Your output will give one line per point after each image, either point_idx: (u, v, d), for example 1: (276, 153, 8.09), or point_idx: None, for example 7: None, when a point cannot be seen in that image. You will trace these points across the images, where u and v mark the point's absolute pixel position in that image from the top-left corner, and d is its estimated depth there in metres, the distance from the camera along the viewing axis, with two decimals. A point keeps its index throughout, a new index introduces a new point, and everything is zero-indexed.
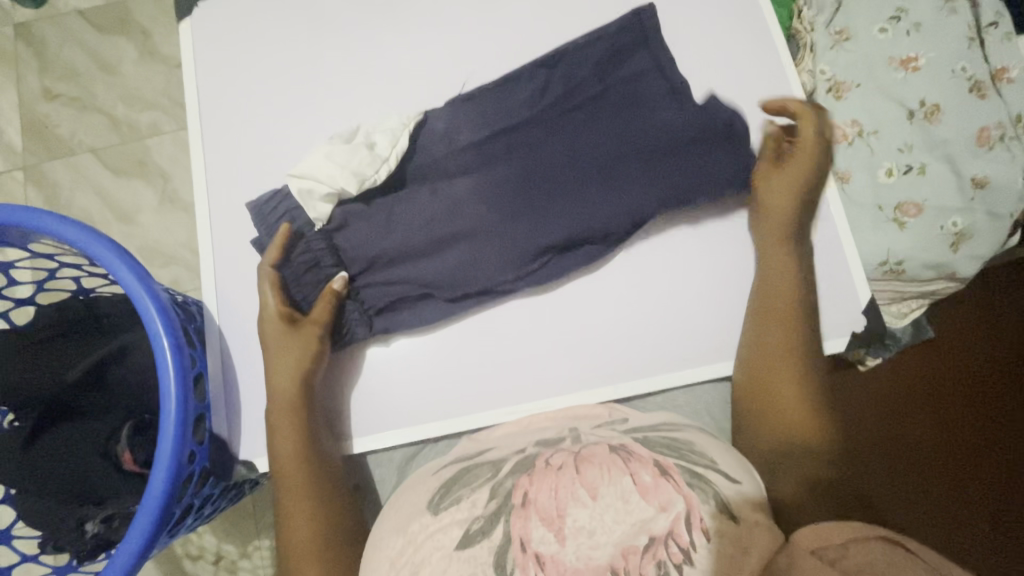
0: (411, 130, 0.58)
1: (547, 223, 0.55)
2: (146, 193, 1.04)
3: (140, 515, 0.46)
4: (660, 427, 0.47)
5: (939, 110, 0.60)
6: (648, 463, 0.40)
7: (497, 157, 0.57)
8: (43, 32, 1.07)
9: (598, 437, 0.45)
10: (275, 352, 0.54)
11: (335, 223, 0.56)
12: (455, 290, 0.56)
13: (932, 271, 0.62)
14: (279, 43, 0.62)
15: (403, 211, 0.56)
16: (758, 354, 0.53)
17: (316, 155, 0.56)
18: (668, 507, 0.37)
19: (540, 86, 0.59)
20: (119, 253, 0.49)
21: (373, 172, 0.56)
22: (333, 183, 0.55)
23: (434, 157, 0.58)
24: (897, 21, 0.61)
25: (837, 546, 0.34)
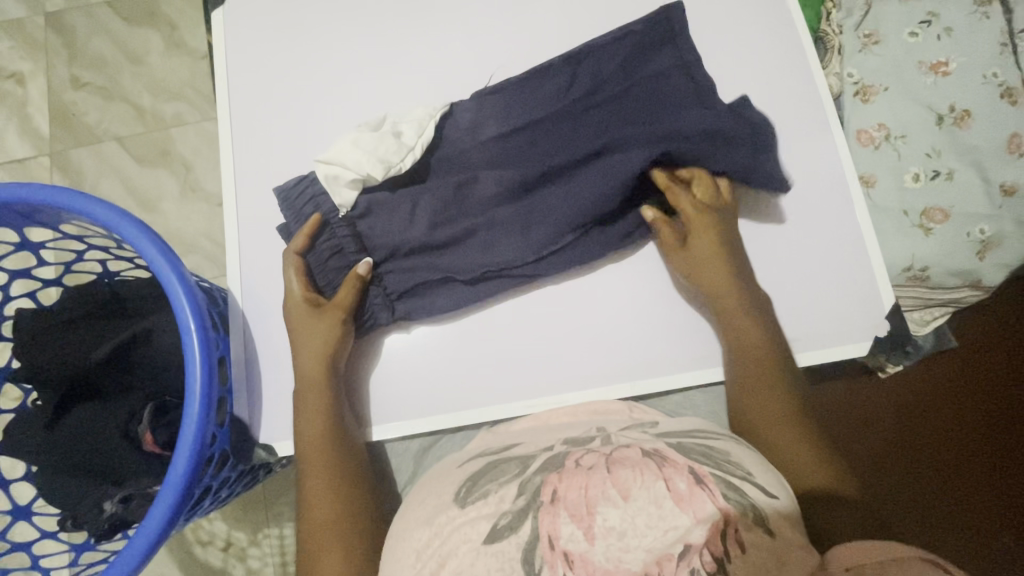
0: (437, 120, 0.58)
1: (569, 211, 0.56)
2: (168, 182, 1.05)
3: (162, 496, 0.47)
4: (695, 434, 0.46)
5: (969, 116, 0.59)
6: (683, 470, 0.39)
7: (519, 152, 0.58)
8: (73, 22, 1.09)
9: (631, 440, 0.45)
10: (300, 335, 0.54)
11: (359, 211, 0.57)
12: (477, 279, 0.57)
13: (957, 278, 0.62)
14: (308, 34, 0.63)
15: (426, 201, 0.57)
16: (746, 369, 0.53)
17: (343, 141, 0.55)
18: (702, 517, 0.37)
19: (566, 81, 0.59)
20: (150, 236, 0.50)
21: (400, 160, 0.56)
22: (360, 169, 0.54)
23: (461, 147, 0.59)
24: (928, 25, 0.61)
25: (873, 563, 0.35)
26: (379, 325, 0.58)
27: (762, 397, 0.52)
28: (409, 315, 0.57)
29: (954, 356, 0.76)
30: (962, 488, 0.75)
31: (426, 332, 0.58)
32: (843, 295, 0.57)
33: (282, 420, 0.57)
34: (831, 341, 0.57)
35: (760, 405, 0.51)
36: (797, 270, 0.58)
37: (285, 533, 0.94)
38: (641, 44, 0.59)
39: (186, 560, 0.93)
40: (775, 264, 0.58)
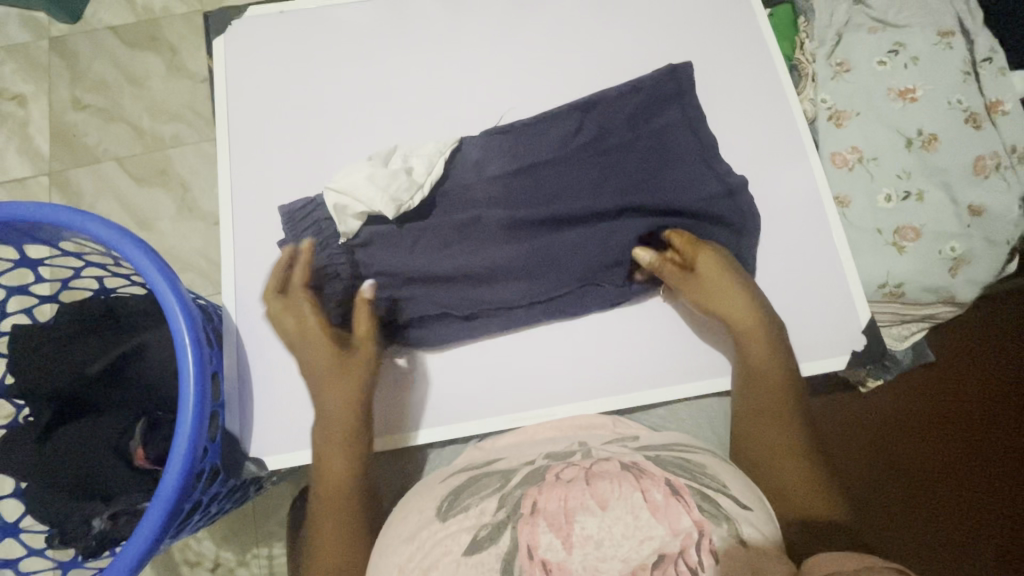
0: (445, 159, 0.60)
1: (566, 260, 0.58)
2: (165, 201, 1.07)
3: (151, 508, 0.47)
4: (674, 447, 0.48)
5: (937, 139, 0.62)
6: (660, 482, 0.41)
7: (522, 192, 0.59)
8: (77, 46, 1.12)
9: (611, 454, 0.46)
10: (325, 374, 0.54)
11: (360, 239, 0.58)
12: (472, 313, 0.59)
13: (932, 294, 0.63)
14: (306, 61, 0.66)
15: (429, 239, 0.59)
16: (757, 389, 0.54)
17: (358, 175, 0.57)
18: (678, 528, 0.38)
19: (575, 125, 0.61)
20: (148, 253, 0.51)
21: (409, 198, 0.58)
22: (371, 205, 0.56)
23: (464, 181, 0.60)
24: (895, 55, 0.64)
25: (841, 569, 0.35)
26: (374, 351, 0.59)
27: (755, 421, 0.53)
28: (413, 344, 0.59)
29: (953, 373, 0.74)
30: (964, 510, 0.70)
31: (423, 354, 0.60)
32: (821, 313, 0.59)
33: (274, 433, 0.57)
34: (810, 355, 0.58)
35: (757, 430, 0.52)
36: (776, 286, 0.60)
37: (274, 553, 0.93)
38: (653, 96, 0.62)
39: None
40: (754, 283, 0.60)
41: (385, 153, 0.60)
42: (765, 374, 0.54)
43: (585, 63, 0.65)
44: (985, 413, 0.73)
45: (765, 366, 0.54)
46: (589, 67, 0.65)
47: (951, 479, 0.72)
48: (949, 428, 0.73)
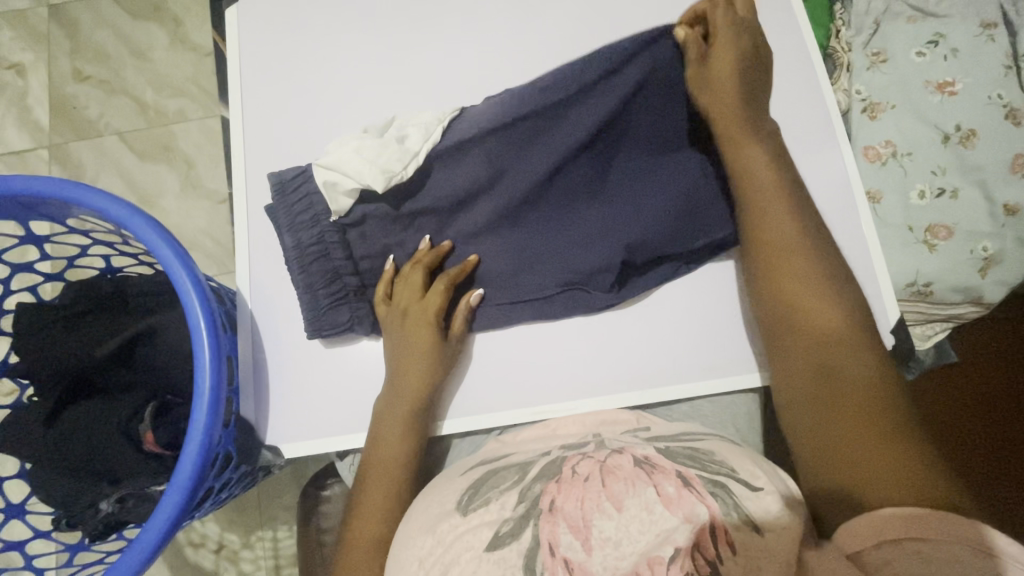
0: (444, 126, 0.57)
1: (562, 257, 0.57)
2: (169, 178, 1.05)
3: (168, 495, 0.46)
4: (683, 437, 0.47)
5: (975, 135, 0.60)
6: (671, 475, 0.40)
7: (519, 177, 0.57)
8: (77, 15, 1.08)
9: (623, 445, 0.45)
10: (404, 359, 0.55)
11: (352, 218, 0.56)
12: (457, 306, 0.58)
13: (960, 294, 0.62)
14: (323, 34, 0.63)
15: (424, 223, 0.57)
16: (807, 351, 0.48)
17: (347, 149, 0.55)
18: (693, 517, 0.37)
19: (580, 100, 0.55)
20: (161, 232, 0.49)
21: (402, 168, 0.54)
22: (360, 178, 0.54)
23: (452, 167, 0.57)
24: (935, 46, 0.62)
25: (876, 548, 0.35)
26: (356, 334, 0.57)
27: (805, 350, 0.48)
28: None
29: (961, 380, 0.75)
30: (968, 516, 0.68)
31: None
32: None
33: (291, 420, 0.56)
34: None
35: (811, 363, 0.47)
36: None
37: (279, 536, 0.93)
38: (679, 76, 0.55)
39: (176, 562, 0.92)
40: None
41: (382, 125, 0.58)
42: (818, 338, 0.48)
43: (612, 45, 0.63)
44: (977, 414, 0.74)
45: (820, 327, 0.48)
46: None
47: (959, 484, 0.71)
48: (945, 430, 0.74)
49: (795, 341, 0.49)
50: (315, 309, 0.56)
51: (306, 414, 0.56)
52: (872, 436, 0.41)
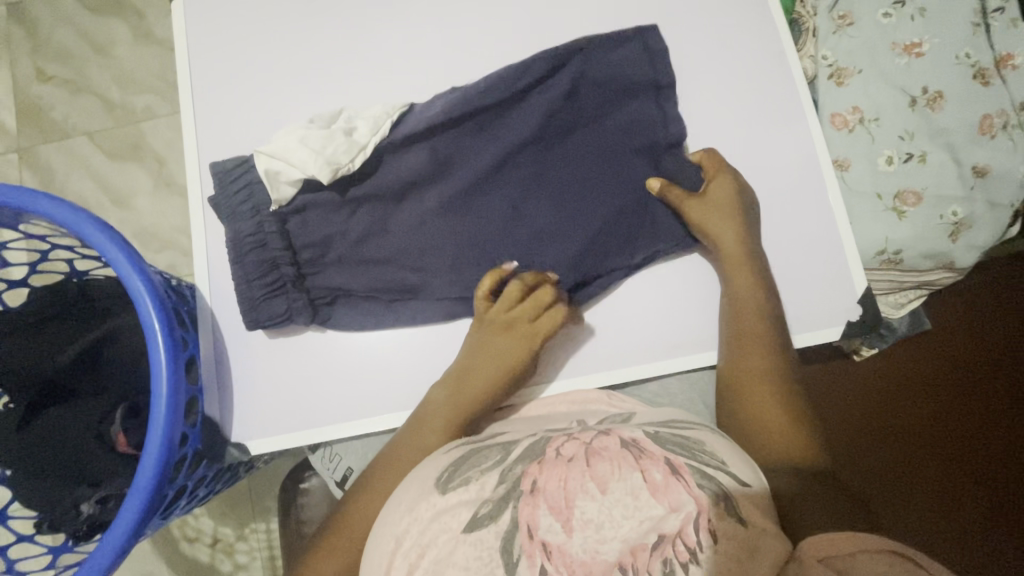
0: (394, 118, 0.56)
1: (509, 246, 0.57)
2: (141, 177, 1.03)
3: (130, 495, 0.46)
4: (674, 424, 0.46)
5: (942, 97, 0.59)
6: (659, 460, 0.39)
7: (463, 164, 0.56)
8: (36, 13, 1.06)
9: (609, 429, 0.44)
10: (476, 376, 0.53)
11: (294, 207, 0.55)
12: (398, 296, 0.57)
13: (930, 260, 0.62)
14: (272, 21, 0.61)
15: (369, 211, 0.56)
16: (741, 379, 0.52)
17: (291, 137, 0.54)
18: (677, 507, 0.37)
19: (518, 103, 0.56)
20: (109, 234, 0.48)
21: (349, 160, 0.54)
22: (304, 169, 0.53)
23: (396, 161, 0.56)
24: (901, 6, 0.60)
25: (843, 555, 0.36)
26: (297, 325, 0.56)
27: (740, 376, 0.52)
28: (362, 321, 0.57)
29: (951, 344, 0.71)
30: (948, 489, 0.68)
31: (376, 343, 0.57)
32: (817, 289, 0.57)
33: (264, 418, 0.56)
34: (803, 327, 0.57)
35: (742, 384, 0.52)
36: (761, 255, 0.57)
37: (272, 527, 0.94)
38: (620, 76, 0.57)
39: (173, 557, 0.93)
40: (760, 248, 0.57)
41: (329, 113, 0.57)
42: (750, 364, 0.52)
43: (572, 21, 0.61)
44: (969, 375, 0.70)
45: (749, 355, 0.53)
46: (578, 25, 0.61)
47: (936, 444, 0.69)
48: (933, 393, 0.70)
49: (738, 370, 0.53)
50: (251, 300, 0.55)
51: (279, 409, 0.56)
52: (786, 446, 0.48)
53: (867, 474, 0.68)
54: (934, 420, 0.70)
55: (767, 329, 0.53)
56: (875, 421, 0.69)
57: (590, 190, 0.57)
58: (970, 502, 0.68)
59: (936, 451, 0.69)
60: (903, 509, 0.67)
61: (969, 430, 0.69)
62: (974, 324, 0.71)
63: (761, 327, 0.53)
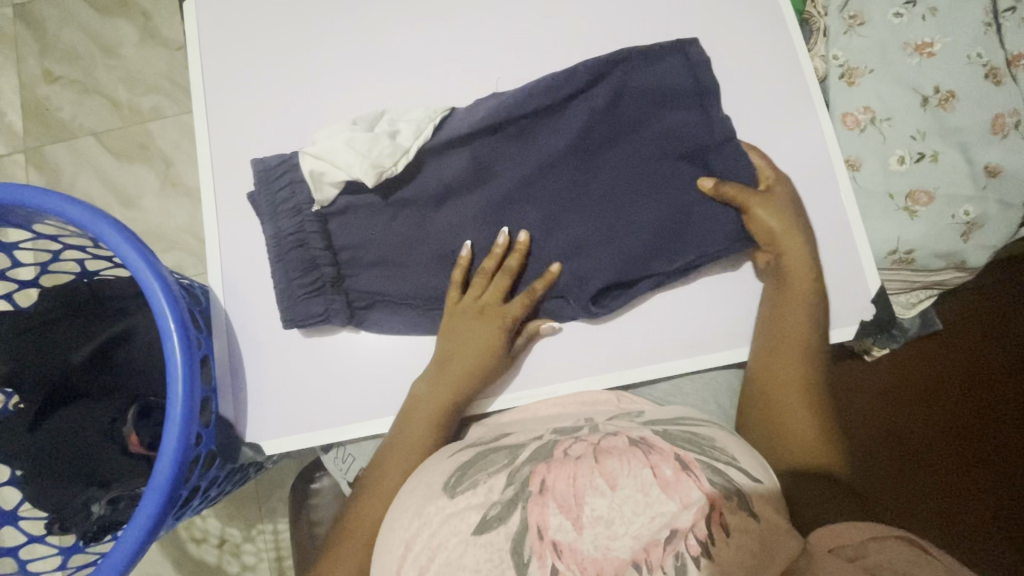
0: (435, 124, 0.56)
1: (545, 254, 0.56)
2: (148, 177, 1.03)
3: (147, 495, 0.46)
4: (681, 421, 0.46)
5: (954, 97, 0.59)
6: (669, 457, 0.39)
7: (500, 172, 0.56)
8: (44, 13, 1.06)
9: (618, 429, 0.44)
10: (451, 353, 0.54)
11: (336, 208, 0.56)
12: (433, 304, 0.57)
13: (942, 260, 0.62)
14: (284, 21, 0.61)
15: (410, 214, 0.56)
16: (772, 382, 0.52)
17: (337, 139, 0.53)
18: (688, 502, 0.36)
19: (558, 114, 0.56)
20: (124, 234, 0.48)
21: (392, 165, 0.53)
22: (350, 171, 0.52)
23: (436, 166, 0.56)
24: (912, 6, 0.60)
25: (855, 545, 0.37)
26: (333, 325, 0.56)
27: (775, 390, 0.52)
28: (391, 322, 0.57)
29: (967, 346, 0.71)
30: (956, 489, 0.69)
31: (393, 343, 0.57)
32: (832, 288, 0.57)
33: (274, 420, 0.56)
34: None
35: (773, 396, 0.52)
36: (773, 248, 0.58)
37: (279, 528, 0.94)
38: (659, 86, 0.55)
39: (180, 558, 0.93)
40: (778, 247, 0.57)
41: (373, 114, 0.56)
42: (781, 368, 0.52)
43: (584, 22, 0.61)
44: (985, 378, 0.70)
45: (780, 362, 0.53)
46: (589, 25, 0.61)
47: (949, 445, 0.69)
48: (949, 395, 0.70)
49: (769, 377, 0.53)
50: (289, 298, 0.55)
51: (291, 408, 0.56)
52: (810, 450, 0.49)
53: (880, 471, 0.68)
54: (947, 421, 0.70)
55: (790, 332, 0.54)
56: (890, 419, 0.69)
57: (630, 201, 0.55)
58: (979, 503, 0.68)
59: (948, 451, 0.69)
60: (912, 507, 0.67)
61: (981, 432, 0.70)
62: (993, 327, 0.71)
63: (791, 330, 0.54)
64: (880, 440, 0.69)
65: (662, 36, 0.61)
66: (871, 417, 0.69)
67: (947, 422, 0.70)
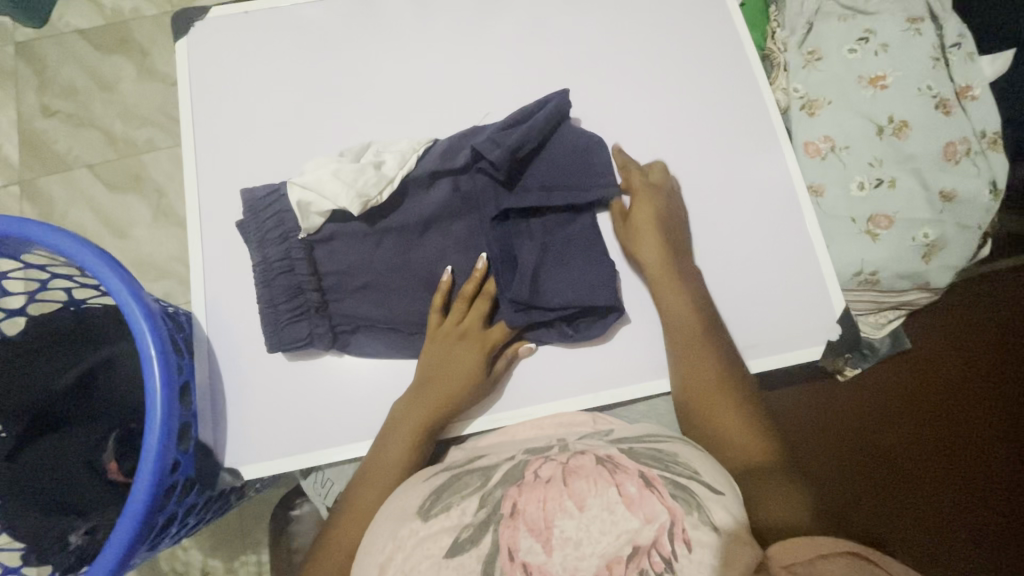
0: (419, 153, 0.59)
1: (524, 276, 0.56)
2: (140, 208, 1.05)
3: (121, 523, 0.46)
4: (646, 438, 0.47)
5: (907, 126, 0.62)
6: (633, 474, 0.40)
7: (479, 198, 0.58)
8: (44, 52, 1.10)
9: (585, 448, 0.46)
10: (431, 377, 0.55)
11: (321, 235, 0.57)
12: (417, 329, 0.58)
13: (906, 281, 0.64)
14: (271, 61, 0.64)
15: (395, 240, 0.58)
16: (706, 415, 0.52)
17: (325, 171, 0.56)
18: (652, 518, 0.37)
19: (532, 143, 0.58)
20: (110, 263, 0.50)
21: (377, 194, 0.56)
22: (337, 201, 0.54)
23: (421, 193, 0.58)
24: (865, 42, 0.64)
25: (805, 563, 0.38)
26: (317, 349, 0.57)
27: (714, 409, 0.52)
28: (371, 345, 0.58)
29: (931, 364, 0.72)
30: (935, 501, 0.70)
31: (370, 364, 0.58)
32: (796, 307, 0.59)
33: (252, 445, 0.56)
34: (786, 346, 0.58)
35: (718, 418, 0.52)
36: (739, 270, 0.60)
37: (263, 559, 0.93)
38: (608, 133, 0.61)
39: None
40: (747, 271, 0.60)
41: (360, 147, 0.59)
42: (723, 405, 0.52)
43: (557, 60, 0.64)
44: (952, 391, 0.72)
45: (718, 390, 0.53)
46: (562, 64, 0.64)
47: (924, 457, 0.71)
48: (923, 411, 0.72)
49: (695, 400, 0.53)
50: (276, 323, 0.56)
51: (269, 432, 0.56)
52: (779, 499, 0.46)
53: (861, 490, 0.69)
54: (922, 435, 0.71)
55: (723, 351, 0.55)
56: (867, 439, 0.71)
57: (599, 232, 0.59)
58: (958, 512, 0.70)
59: (923, 464, 0.71)
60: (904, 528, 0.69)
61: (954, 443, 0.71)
62: (956, 342, 0.73)
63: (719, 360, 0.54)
64: (857, 459, 0.70)
65: (630, 71, 0.64)
66: (847, 437, 0.70)
67: (922, 436, 0.71)
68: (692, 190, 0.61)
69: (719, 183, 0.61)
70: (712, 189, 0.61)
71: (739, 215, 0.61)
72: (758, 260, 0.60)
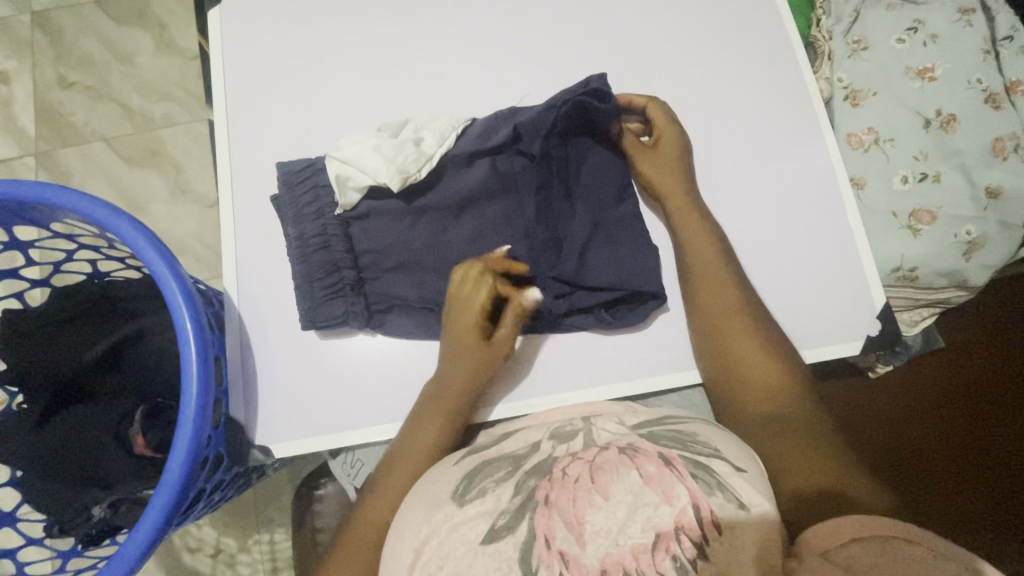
0: (458, 132, 0.58)
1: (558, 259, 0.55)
2: (157, 183, 1.04)
3: (157, 498, 0.46)
4: (667, 421, 0.47)
5: (955, 120, 0.61)
6: (652, 455, 0.40)
7: (519, 179, 0.57)
8: (61, 22, 1.08)
9: (609, 437, 0.44)
10: (455, 360, 0.54)
11: (358, 212, 0.56)
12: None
13: (945, 278, 0.63)
14: (304, 33, 0.62)
15: (432, 219, 0.57)
16: (738, 379, 0.52)
17: (363, 145, 0.55)
18: (671, 497, 0.37)
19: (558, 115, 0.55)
20: (145, 234, 0.49)
21: (416, 171, 0.55)
22: (376, 176, 0.54)
23: (459, 172, 0.57)
24: (914, 32, 0.63)
25: (841, 547, 0.36)
26: (350, 328, 0.56)
27: (727, 367, 0.52)
28: (404, 325, 0.57)
29: (954, 362, 0.76)
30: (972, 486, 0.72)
31: (402, 347, 0.57)
32: (834, 303, 0.58)
33: (281, 423, 0.55)
34: (825, 340, 0.57)
35: (735, 371, 0.52)
36: (777, 263, 0.59)
37: (276, 539, 0.93)
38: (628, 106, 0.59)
39: (174, 568, 0.92)
40: (785, 263, 0.59)
41: (397, 122, 0.58)
42: (761, 367, 0.51)
43: (598, 42, 0.63)
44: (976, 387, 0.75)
45: (751, 357, 0.52)
46: (601, 45, 0.63)
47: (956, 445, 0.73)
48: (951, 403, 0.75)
49: (726, 370, 0.52)
50: (311, 299, 0.55)
51: (298, 411, 0.55)
52: (822, 462, 0.45)
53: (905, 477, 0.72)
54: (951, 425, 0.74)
55: (735, 300, 0.54)
56: (905, 431, 0.73)
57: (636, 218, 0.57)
58: (994, 496, 0.72)
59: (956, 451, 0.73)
60: (940, 515, 0.70)
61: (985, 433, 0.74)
62: (983, 343, 0.77)
63: (750, 330, 0.53)
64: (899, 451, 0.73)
65: (670, 54, 0.63)
66: (884, 428, 0.73)
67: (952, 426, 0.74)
68: (732, 180, 0.60)
69: (760, 173, 0.60)
70: (753, 178, 0.60)
71: (779, 206, 0.60)
72: (797, 252, 0.59)
